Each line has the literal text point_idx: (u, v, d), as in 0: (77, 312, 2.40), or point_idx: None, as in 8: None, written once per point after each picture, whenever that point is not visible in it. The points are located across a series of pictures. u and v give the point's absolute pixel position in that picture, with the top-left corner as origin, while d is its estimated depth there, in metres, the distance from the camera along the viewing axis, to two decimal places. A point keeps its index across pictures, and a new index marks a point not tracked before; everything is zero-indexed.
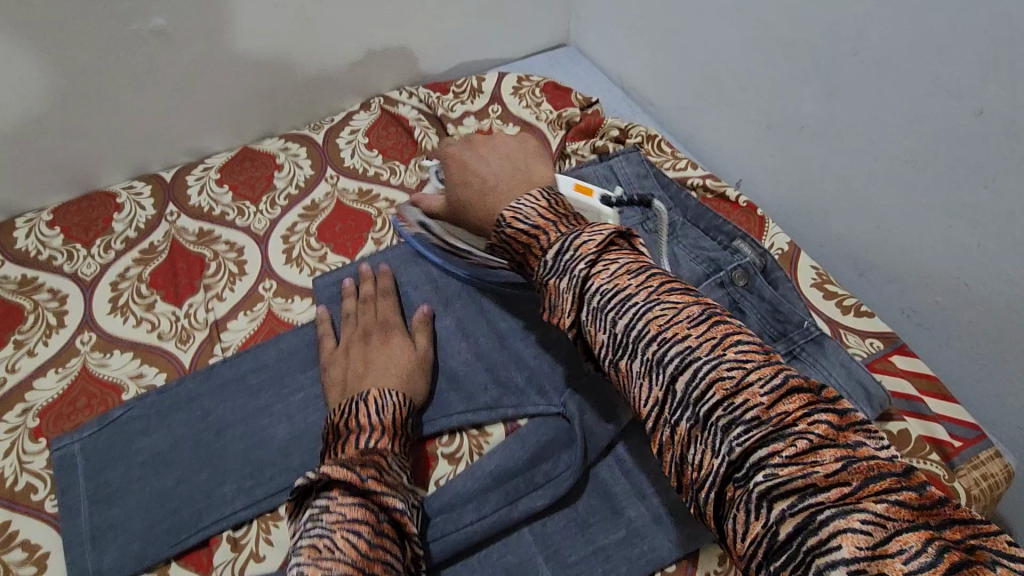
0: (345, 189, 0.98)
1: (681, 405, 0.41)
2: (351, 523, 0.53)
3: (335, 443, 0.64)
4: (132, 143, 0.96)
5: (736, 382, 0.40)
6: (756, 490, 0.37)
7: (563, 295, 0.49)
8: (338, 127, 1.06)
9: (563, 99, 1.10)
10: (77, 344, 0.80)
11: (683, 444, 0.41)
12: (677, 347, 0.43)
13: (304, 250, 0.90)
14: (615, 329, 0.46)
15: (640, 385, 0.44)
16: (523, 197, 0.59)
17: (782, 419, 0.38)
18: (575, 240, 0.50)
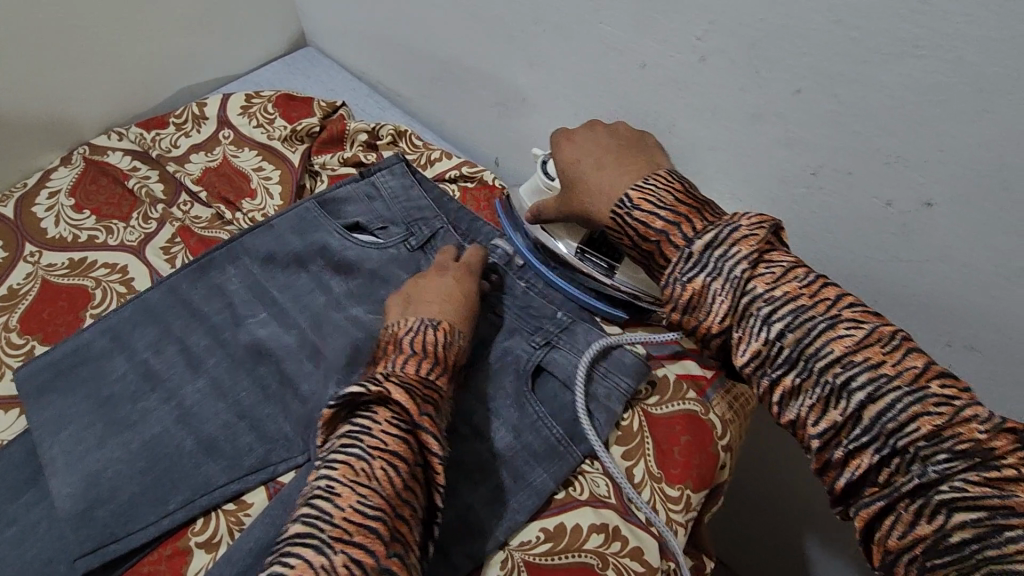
0: (51, 264, 0.84)
1: (868, 429, 0.45)
2: (391, 456, 0.50)
3: (395, 353, 0.60)
4: None
5: (948, 416, 0.43)
6: (936, 500, 0.41)
7: (719, 298, 0.51)
8: (32, 194, 0.90)
9: (300, 109, 0.98)
10: None
11: (860, 466, 0.45)
12: (868, 371, 0.45)
13: (4, 351, 0.76)
14: (780, 343, 0.49)
15: (808, 404, 0.47)
16: (645, 178, 0.62)
17: (989, 452, 0.42)
18: (730, 233, 0.53)
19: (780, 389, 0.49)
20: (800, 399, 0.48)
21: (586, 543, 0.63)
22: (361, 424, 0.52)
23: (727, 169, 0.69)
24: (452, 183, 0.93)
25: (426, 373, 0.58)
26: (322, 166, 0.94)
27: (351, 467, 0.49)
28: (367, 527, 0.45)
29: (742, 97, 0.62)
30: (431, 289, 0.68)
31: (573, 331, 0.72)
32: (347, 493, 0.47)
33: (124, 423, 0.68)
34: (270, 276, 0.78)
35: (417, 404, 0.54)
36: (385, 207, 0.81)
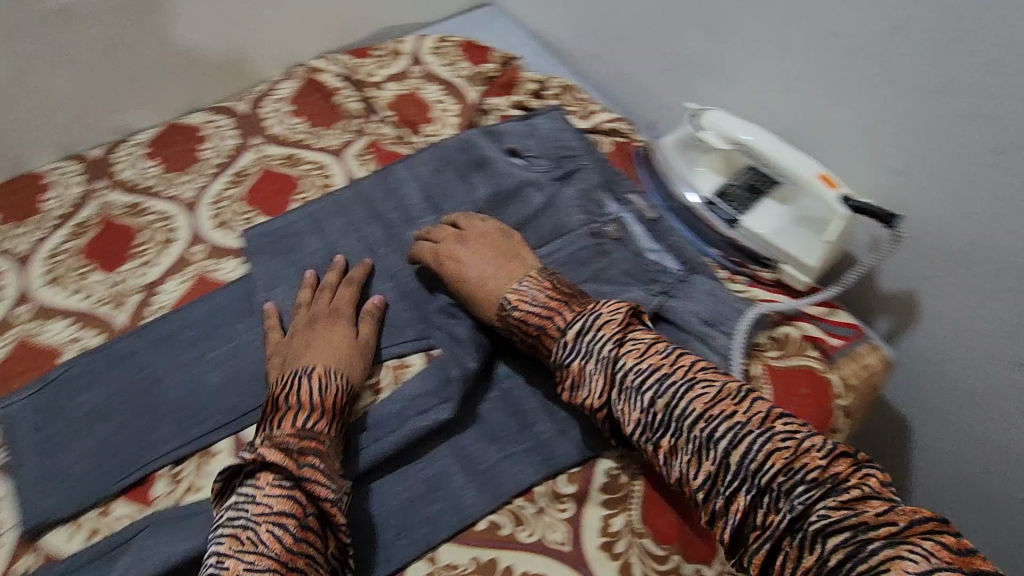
0: (271, 155, 1.01)
1: (737, 476, 0.55)
2: (275, 519, 0.57)
3: (554, 319, 0.68)
4: (63, 126, 1.00)
5: (792, 449, 0.54)
6: (812, 529, 0.51)
7: (593, 376, 0.64)
8: (262, 97, 1.09)
9: (483, 56, 1.10)
10: (16, 317, 0.84)
11: (745, 511, 0.54)
12: (724, 422, 0.57)
13: (233, 215, 0.94)
14: (653, 410, 0.61)
15: (687, 460, 0.58)
16: (522, 280, 0.73)
17: (835, 478, 0.53)
18: (593, 321, 0.66)
19: (663, 450, 0.60)
20: (680, 456, 0.59)
21: None
22: (252, 489, 0.59)
23: (895, 146, 0.71)
24: (606, 137, 1.01)
25: (305, 425, 0.64)
26: (491, 108, 1.04)
27: (274, 523, 0.56)
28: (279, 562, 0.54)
29: (927, 70, 0.65)
30: (475, 255, 0.77)
31: (690, 283, 0.80)
32: (235, 565, 0.53)
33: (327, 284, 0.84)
34: (443, 195, 0.92)
35: (303, 462, 0.61)
36: (538, 142, 0.97)
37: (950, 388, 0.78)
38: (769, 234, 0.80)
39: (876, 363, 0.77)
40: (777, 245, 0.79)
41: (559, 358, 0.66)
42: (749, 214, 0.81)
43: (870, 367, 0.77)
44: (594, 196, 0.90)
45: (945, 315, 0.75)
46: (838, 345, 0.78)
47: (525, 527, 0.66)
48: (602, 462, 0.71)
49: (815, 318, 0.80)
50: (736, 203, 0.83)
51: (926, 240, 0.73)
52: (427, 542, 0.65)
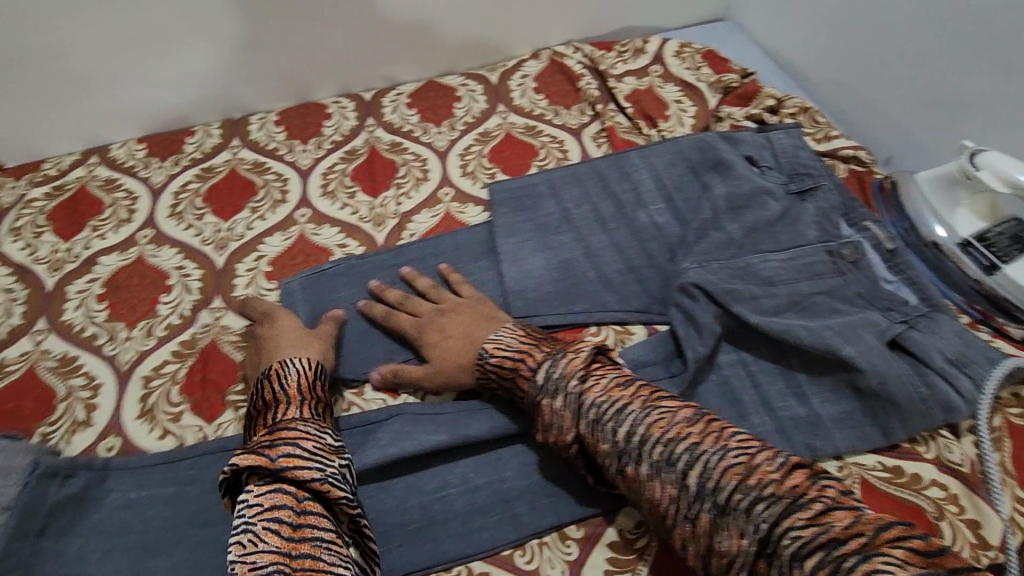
0: (514, 123, 1.12)
1: (698, 495, 0.55)
2: (275, 504, 0.56)
3: (522, 365, 0.69)
4: (348, 67, 1.17)
5: (744, 465, 0.55)
6: (786, 551, 0.49)
7: (561, 412, 0.65)
8: (511, 72, 1.19)
9: (723, 65, 1.14)
10: (297, 217, 0.99)
11: (711, 532, 0.54)
12: (685, 444, 0.58)
13: (479, 168, 1.06)
14: (615, 437, 0.61)
15: (655, 484, 0.58)
16: (502, 332, 0.75)
17: (793, 490, 0.52)
18: (565, 358, 0.67)
19: (627, 476, 0.61)
20: (643, 482, 0.59)
21: (925, 490, 0.68)
22: (249, 494, 0.57)
23: None
24: (844, 162, 1.00)
25: (279, 419, 0.65)
26: (727, 115, 1.07)
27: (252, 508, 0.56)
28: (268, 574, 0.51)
29: None
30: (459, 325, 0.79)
31: (933, 318, 0.77)
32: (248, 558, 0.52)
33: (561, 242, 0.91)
34: (675, 185, 0.98)
35: (276, 454, 0.59)
36: (775, 156, 0.98)
37: None
38: None
39: None
40: None
41: (534, 394, 0.67)
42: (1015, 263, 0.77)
43: None
44: (831, 216, 0.90)
45: None
46: None
47: None
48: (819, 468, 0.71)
49: None
50: (1000, 251, 0.79)
51: None
52: None
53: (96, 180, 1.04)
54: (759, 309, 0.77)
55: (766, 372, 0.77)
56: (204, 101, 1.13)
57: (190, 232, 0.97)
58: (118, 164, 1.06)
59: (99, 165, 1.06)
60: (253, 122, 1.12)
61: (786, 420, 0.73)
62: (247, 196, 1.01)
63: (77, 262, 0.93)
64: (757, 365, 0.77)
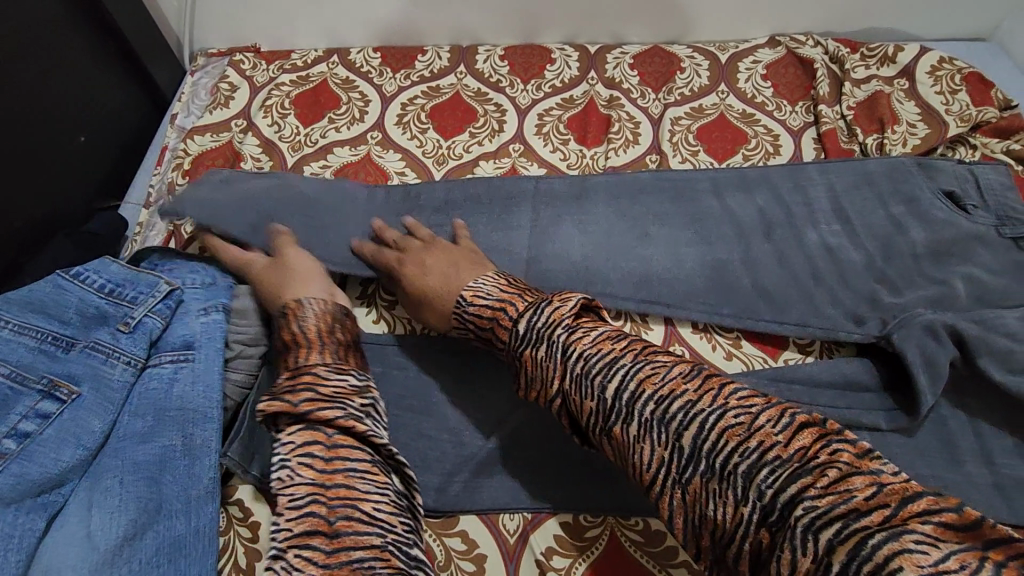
0: (731, 106, 1.07)
1: (691, 458, 0.51)
2: (308, 452, 0.56)
3: (503, 316, 0.67)
4: (581, 16, 1.17)
5: (744, 427, 0.50)
6: (800, 523, 0.44)
7: (547, 367, 0.61)
8: (742, 54, 1.14)
9: (983, 96, 1.02)
10: (511, 149, 1.01)
11: (706, 500, 0.50)
12: (681, 402, 0.53)
13: (683, 141, 1.02)
14: (605, 398, 0.56)
15: (645, 449, 0.54)
16: (482, 276, 0.74)
17: (801, 454, 0.47)
18: (551, 309, 0.63)
19: (618, 439, 0.56)
20: (635, 448, 0.54)
21: None
22: (282, 438, 0.58)
23: None
24: None
25: (301, 359, 0.65)
26: (981, 144, 0.98)
27: (287, 448, 0.57)
28: (301, 517, 0.52)
29: None
30: (441, 260, 0.78)
31: None
32: (281, 502, 0.53)
33: (776, 236, 0.88)
34: (899, 208, 0.89)
35: (299, 399, 0.59)
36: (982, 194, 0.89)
37: None
38: None
39: None
40: None
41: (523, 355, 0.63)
42: None
43: None
44: None
45: None
46: None
47: None
48: None
49: None
50: None
51: None
52: None
53: (336, 78, 1.12)
54: (1004, 362, 0.71)
55: (992, 423, 0.71)
56: (441, 23, 1.17)
57: (413, 142, 1.02)
58: (356, 67, 1.14)
59: (338, 64, 1.14)
60: (481, 52, 1.16)
61: (1008, 479, 0.68)
62: (468, 121, 1.05)
63: (314, 146, 1.01)
64: (982, 414, 0.71)
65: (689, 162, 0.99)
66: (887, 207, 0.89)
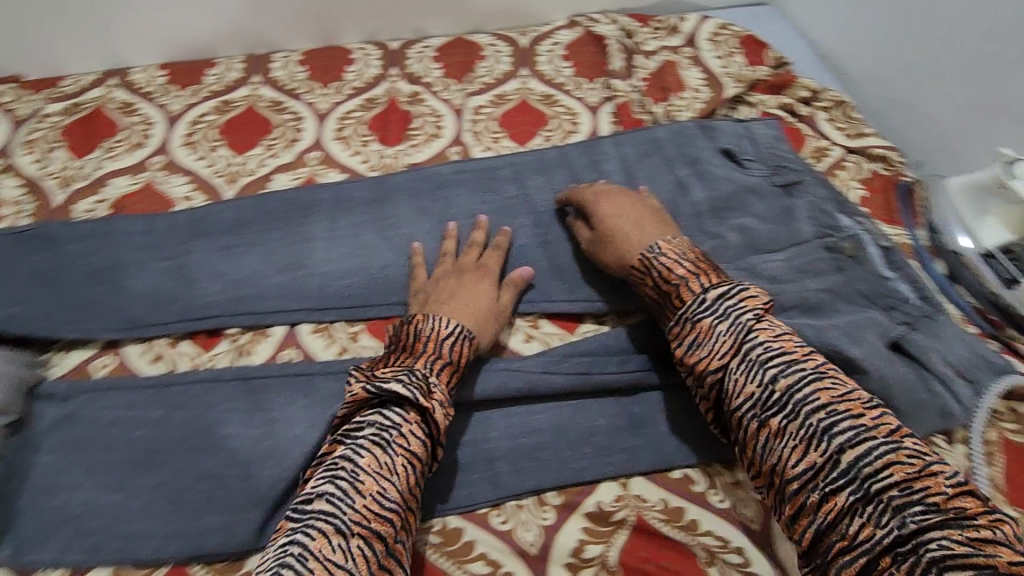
0: (533, 89, 1.08)
1: (845, 473, 0.54)
2: (411, 457, 0.60)
3: (694, 280, 0.70)
4: (379, 13, 1.14)
5: (917, 468, 0.52)
6: (927, 560, 0.48)
7: (722, 341, 0.65)
8: (542, 37, 1.16)
9: (758, 56, 1.10)
10: (308, 158, 0.97)
11: (837, 515, 0.54)
12: (848, 421, 0.56)
13: (486, 129, 1.02)
14: (769, 392, 0.61)
15: (792, 445, 0.58)
16: (649, 241, 0.76)
17: (958, 512, 0.49)
18: (738, 291, 0.68)
19: (767, 430, 0.60)
20: (783, 442, 0.58)
21: None
22: (401, 414, 0.61)
23: None
24: (870, 160, 0.98)
25: (450, 384, 0.67)
26: (758, 102, 1.05)
27: (409, 425, 0.61)
28: (383, 518, 0.56)
29: None
30: (630, 208, 0.81)
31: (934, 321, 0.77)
32: (370, 483, 0.56)
33: (571, 216, 0.91)
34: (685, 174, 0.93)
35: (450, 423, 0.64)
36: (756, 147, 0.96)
37: None
38: None
39: None
40: None
41: (676, 313, 0.70)
42: None
43: None
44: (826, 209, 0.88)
45: None
46: None
47: (717, 491, 0.71)
48: None
49: None
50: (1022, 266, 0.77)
51: None
52: None
53: (113, 102, 1.03)
54: None
55: None
56: (229, 32, 1.11)
57: (202, 163, 0.96)
58: (137, 87, 1.05)
59: (117, 87, 1.05)
60: (277, 59, 1.10)
61: None
62: (263, 134, 1.00)
63: (87, 180, 0.92)
64: None
65: (492, 150, 0.99)
66: (671, 171, 0.94)
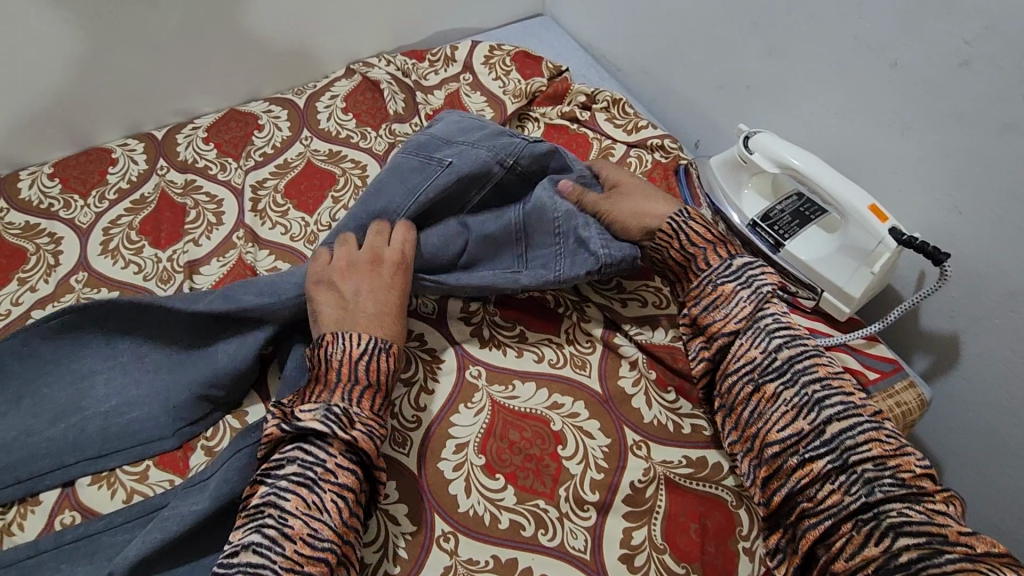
0: (316, 150, 1.03)
1: (828, 443, 0.59)
2: (338, 490, 0.59)
3: (719, 247, 0.73)
4: (134, 105, 1.05)
5: (894, 447, 0.59)
6: (888, 525, 0.54)
7: (739, 307, 0.69)
8: (319, 93, 1.11)
9: (533, 68, 1.12)
10: (72, 282, 0.87)
11: (808, 479, 0.60)
12: (841, 398, 0.62)
13: (270, 205, 0.96)
14: (774, 358, 0.66)
15: (784, 411, 0.63)
16: (677, 212, 0.77)
17: (920, 488, 0.57)
18: (762, 266, 0.72)
19: (763, 391, 0.65)
20: (776, 406, 0.64)
21: (726, 480, 0.70)
22: (304, 467, 0.59)
23: (947, 179, 0.72)
24: (651, 150, 1.00)
25: (369, 408, 0.64)
26: (540, 115, 1.07)
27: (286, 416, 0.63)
28: (317, 558, 0.55)
29: (972, 100, 0.67)
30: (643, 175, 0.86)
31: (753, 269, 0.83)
32: (299, 527, 0.56)
33: None
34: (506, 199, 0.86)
35: (350, 481, 0.60)
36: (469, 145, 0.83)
37: (987, 427, 0.78)
38: (807, 271, 0.79)
39: (914, 401, 0.75)
40: (821, 274, 0.78)
41: (699, 276, 0.73)
42: (797, 245, 0.79)
43: (908, 406, 0.74)
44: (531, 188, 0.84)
45: (987, 354, 0.75)
46: (876, 379, 0.76)
47: (546, 531, 0.66)
48: (629, 470, 0.70)
49: (859, 352, 0.79)
50: (781, 228, 0.81)
51: (973, 277, 0.73)
52: (448, 536, 0.65)
53: None
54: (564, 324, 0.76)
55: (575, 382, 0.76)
56: None
57: None
58: None
59: None
60: (23, 178, 0.99)
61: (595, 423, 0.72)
62: (15, 267, 0.88)
63: None
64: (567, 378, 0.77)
65: (279, 225, 0.93)
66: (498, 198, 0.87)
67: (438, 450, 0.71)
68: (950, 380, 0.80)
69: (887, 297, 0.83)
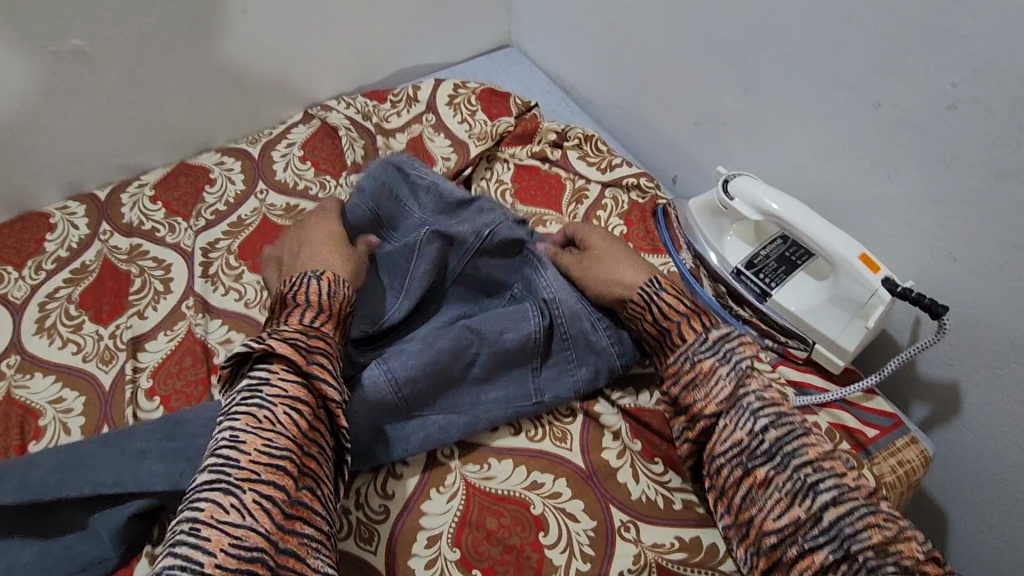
0: (272, 205, 0.97)
1: (828, 532, 0.53)
2: (292, 401, 0.55)
3: (695, 320, 0.66)
4: (74, 165, 0.98)
5: (893, 531, 0.53)
6: None
7: (718, 386, 0.62)
8: (275, 141, 1.05)
9: (500, 106, 1.07)
10: (3, 368, 0.79)
11: (811, 569, 0.53)
12: (833, 482, 0.56)
13: (222, 268, 0.89)
14: (761, 438, 0.59)
15: (777, 498, 0.56)
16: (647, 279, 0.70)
17: None
18: (740, 336, 0.65)
19: (752, 477, 0.58)
20: (768, 492, 0.57)
21: (722, 563, 0.64)
22: (260, 377, 0.55)
23: (938, 224, 0.67)
24: (626, 190, 0.95)
25: (310, 323, 0.61)
26: (509, 156, 1.01)
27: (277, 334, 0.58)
28: (275, 466, 0.51)
29: (960, 143, 0.63)
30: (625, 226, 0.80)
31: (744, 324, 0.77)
32: (252, 439, 0.51)
33: None
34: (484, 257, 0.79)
35: (305, 394, 0.56)
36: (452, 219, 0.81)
37: (995, 481, 0.74)
38: (798, 323, 0.74)
39: (918, 459, 0.70)
40: (811, 324, 0.73)
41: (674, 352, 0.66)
42: (786, 295, 0.75)
43: (912, 465, 0.70)
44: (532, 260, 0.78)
45: (991, 406, 0.70)
46: (876, 437, 0.71)
47: None
48: (617, 558, 0.64)
49: (855, 406, 0.74)
50: (767, 276, 0.76)
51: (972, 326, 0.69)
52: None
53: None
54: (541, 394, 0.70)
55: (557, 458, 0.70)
56: None
57: None
58: None
59: None
60: None
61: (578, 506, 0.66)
62: None
63: None
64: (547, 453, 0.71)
65: (231, 291, 0.86)
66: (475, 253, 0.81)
67: (408, 545, 0.64)
68: (952, 432, 0.75)
69: (881, 344, 0.78)
